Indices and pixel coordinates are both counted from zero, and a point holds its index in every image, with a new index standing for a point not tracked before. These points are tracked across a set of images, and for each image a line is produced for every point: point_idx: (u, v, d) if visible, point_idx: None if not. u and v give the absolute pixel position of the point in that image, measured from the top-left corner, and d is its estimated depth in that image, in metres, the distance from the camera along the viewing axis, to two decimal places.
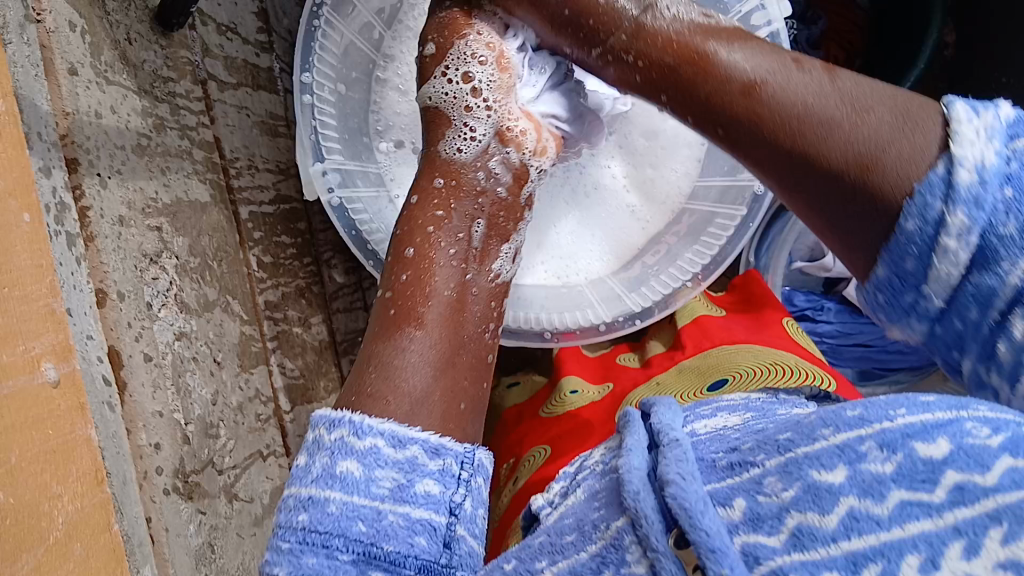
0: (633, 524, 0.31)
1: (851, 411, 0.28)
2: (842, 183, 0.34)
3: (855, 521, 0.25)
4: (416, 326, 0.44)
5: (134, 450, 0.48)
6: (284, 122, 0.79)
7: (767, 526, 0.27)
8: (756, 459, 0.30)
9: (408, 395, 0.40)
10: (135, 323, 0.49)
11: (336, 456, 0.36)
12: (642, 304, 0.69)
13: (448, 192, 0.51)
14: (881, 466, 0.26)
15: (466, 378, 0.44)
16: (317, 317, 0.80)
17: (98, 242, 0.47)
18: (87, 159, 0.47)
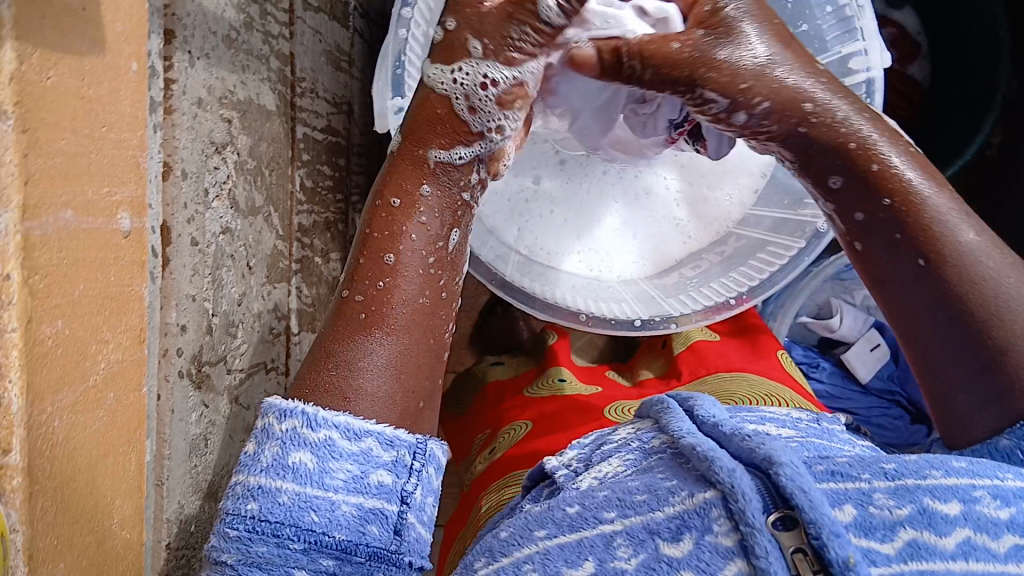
0: (724, 497, 0.35)
1: (956, 464, 0.37)
2: (961, 326, 0.44)
3: (970, 548, 0.33)
4: (378, 327, 0.48)
5: (162, 327, 0.48)
6: (347, 59, 0.79)
7: (879, 534, 0.34)
8: (859, 476, 0.36)
9: (371, 393, 0.46)
10: (190, 205, 0.49)
11: (287, 448, 0.42)
12: (680, 311, 0.72)
13: (405, 207, 0.51)
14: (996, 513, 0.34)
15: (423, 377, 0.49)
16: (336, 254, 0.81)
17: (175, 116, 0.47)
18: (184, 34, 0.47)
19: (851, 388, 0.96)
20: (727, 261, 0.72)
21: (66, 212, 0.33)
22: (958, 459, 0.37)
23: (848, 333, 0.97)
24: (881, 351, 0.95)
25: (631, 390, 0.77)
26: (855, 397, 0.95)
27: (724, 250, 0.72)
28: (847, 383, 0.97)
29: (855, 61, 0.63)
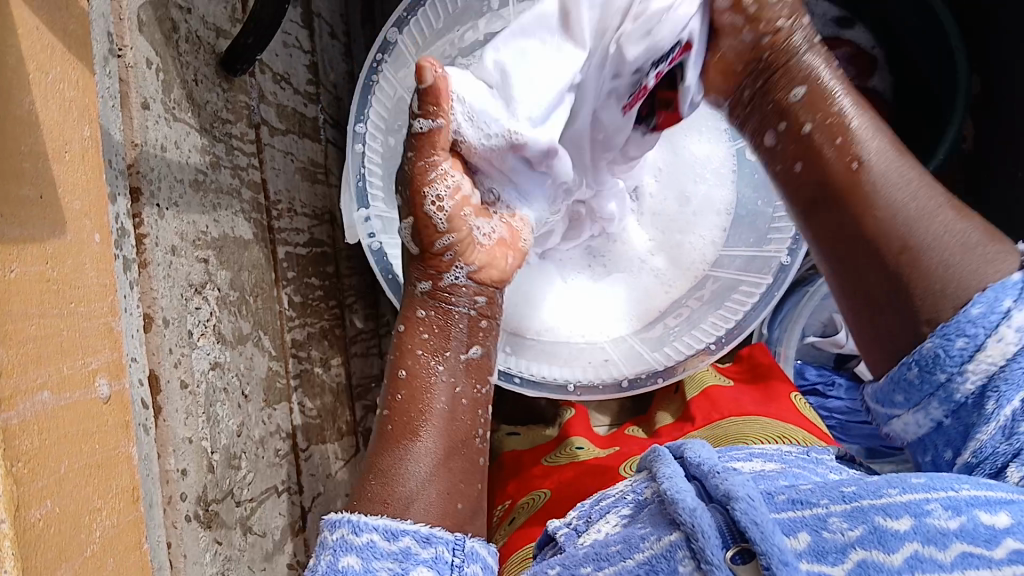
0: (687, 538, 0.37)
1: (914, 480, 0.36)
2: (882, 254, 0.44)
3: (918, 561, 0.32)
4: (415, 433, 0.50)
5: (162, 474, 0.49)
6: (324, 170, 0.81)
7: (830, 557, 0.34)
8: (818, 501, 0.37)
9: (422, 508, 0.47)
10: (175, 349, 0.51)
11: (338, 554, 0.43)
12: (667, 361, 0.71)
13: (432, 321, 0.53)
14: (946, 522, 0.33)
15: (460, 481, 0.50)
16: (337, 359, 0.81)
17: (150, 268, 0.49)
18: (149, 189, 0.49)
19: None
20: (708, 304, 0.71)
21: (43, 394, 0.34)
22: (925, 474, 0.37)
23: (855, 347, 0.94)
24: None
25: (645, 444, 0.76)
26: None
27: (701, 294, 0.71)
28: None
29: None
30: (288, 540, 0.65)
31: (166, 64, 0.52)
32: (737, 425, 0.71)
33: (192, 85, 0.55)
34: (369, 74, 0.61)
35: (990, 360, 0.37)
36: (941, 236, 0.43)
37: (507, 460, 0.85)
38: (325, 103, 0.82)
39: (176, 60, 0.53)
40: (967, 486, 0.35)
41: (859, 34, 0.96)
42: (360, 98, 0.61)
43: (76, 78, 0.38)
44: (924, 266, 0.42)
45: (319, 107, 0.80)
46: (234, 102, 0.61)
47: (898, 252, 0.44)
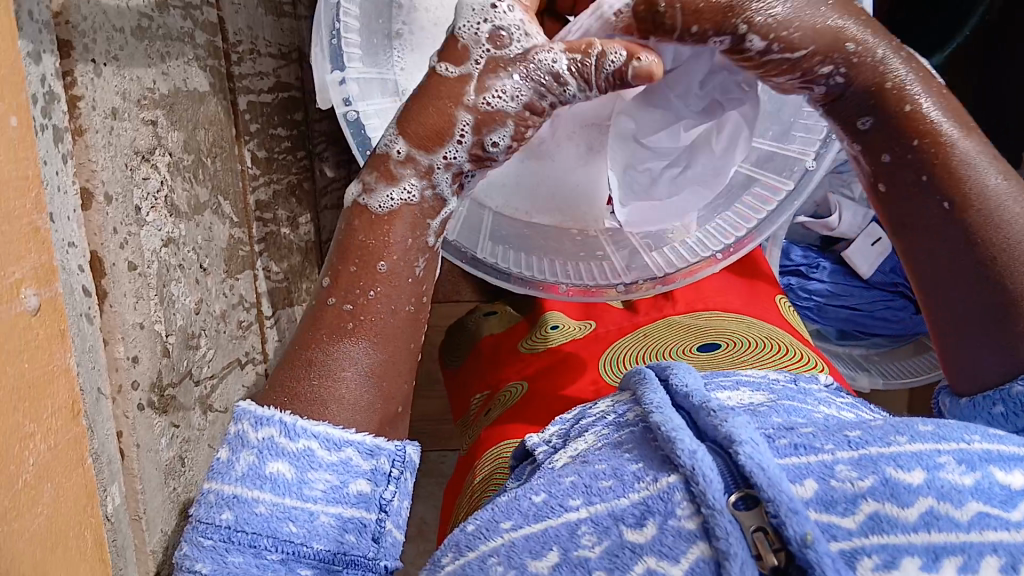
0: (687, 481, 0.31)
1: (922, 428, 0.32)
2: (994, 309, 0.42)
3: (934, 519, 0.28)
4: (362, 330, 0.41)
5: (111, 363, 0.45)
6: (291, 0, 0.72)
7: (840, 507, 0.29)
8: (823, 447, 0.31)
9: (353, 403, 0.40)
10: (121, 228, 0.45)
11: (263, 457, 0.37)
12: (665, 265, 0.66)
13: (364, 271, 0.41)
14: (961, 479, 0.29)
15: (403, 381, 0.42)
16: (306, 216, 0.75)
17: (87, 137, 0.42)
18: (83, 42, 0.41)
19: (854, 284, 0.90)
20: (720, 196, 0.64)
21: None
22: (933, 421, 0.32)
23: (849, 230, 0.90)
24: (882, 245, 0.88)
25: (623, 326, 0.77)
26: (857, 292, 0.90)
27: None
28: (849, 281, 0.91)
29: None
30: None
31: None
32: (718, 318, 0.73)
33: None
34: None
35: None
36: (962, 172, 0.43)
37: (483, 346, 0.85)
38: None
39: None
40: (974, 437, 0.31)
41: None
42: None
43: None
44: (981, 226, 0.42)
45: None
46: None
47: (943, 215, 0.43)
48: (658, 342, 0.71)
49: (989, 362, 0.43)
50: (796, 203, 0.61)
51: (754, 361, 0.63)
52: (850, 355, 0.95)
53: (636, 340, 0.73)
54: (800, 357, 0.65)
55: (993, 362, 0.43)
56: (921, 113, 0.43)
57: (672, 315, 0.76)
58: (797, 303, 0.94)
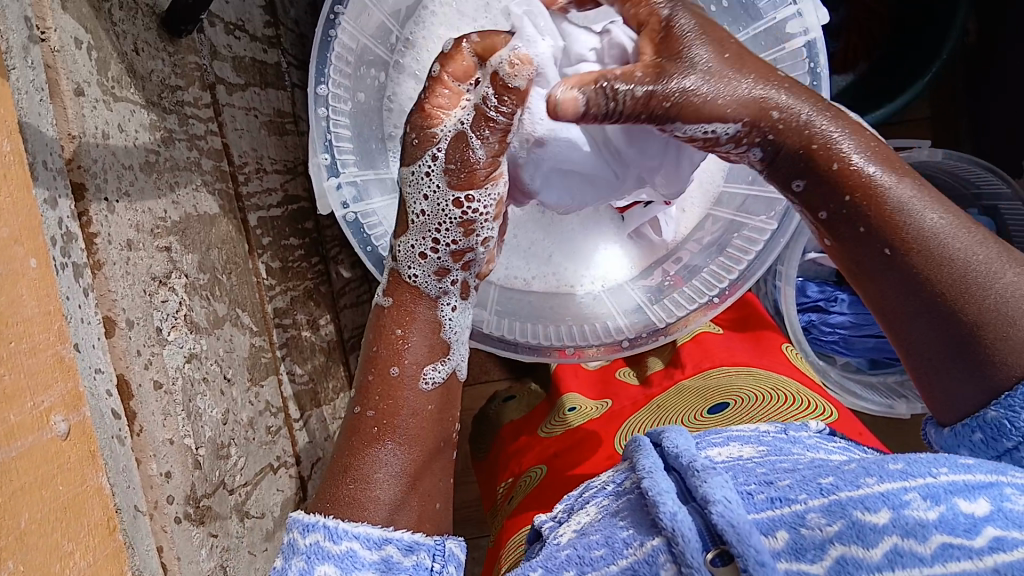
0: (669, 542, 0.35)
1: (894, 467, 0.34)
2: (953, 337, 0.41)
3: (898, 555, 0.29)
4: (389, 435, 0.48)
5: (145, 480, 0.47)
6: (292, 117, 0.76)
7: (810, 555, 0.31)
8: (798, 497, 0.34)
9: (387, 502, 0.46)
10: (144, 350, 0.48)
11: (313, 561, 0.41)
12: (667, 318, 0.67)
13: (387, 388, 0.49)
14: (925, 513, 0.30)
15: (437, 478, 0.49)
16: (326, 317, 0.77)
17: (106, 270, 0.45)
18: (95, 183, 0.45)
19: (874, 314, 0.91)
20: (706, 250, 0.67)
21: None
22: (906, 459, 0.34)
23: None
24: None
25: (638, 400, 0.78)
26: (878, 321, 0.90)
27: (700, 237, 0.68)
28: (869, 309, 0.91)
29: (792, 25, 0.57)
30: (289, 513, 0.64)
31: (99, 39, 0.46)
32: (729, 375, 0.73)
33: (132, 56, 0.50)
34: (328, 28, 0.56)
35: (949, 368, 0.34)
36: (925, 223, 0.42)
37: (506, 432, 0.87)
38: (288, 44, 0.76)
39: (110, 31, 0.47)
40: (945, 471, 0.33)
41: None
42: (321, 54, 0.57)
43: None
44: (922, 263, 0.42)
45: (280, 50, 0.74)
46: (184, 65, 0.56)
47: (886, 226, 0.43)
48: (670, 410, 0.72)
49: (938, 393, 0.42)
50: (780, 242, 0.63)
51: (763, 417, 0.63)
52: (885, 384, 0.92)
53: (651, 415, 0.73)
54: (811, 406, 0.65)
55: (953, 386, 0.42)
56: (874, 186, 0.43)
57: (682, 381, 0.77)
58: (820, 339, 0.94)
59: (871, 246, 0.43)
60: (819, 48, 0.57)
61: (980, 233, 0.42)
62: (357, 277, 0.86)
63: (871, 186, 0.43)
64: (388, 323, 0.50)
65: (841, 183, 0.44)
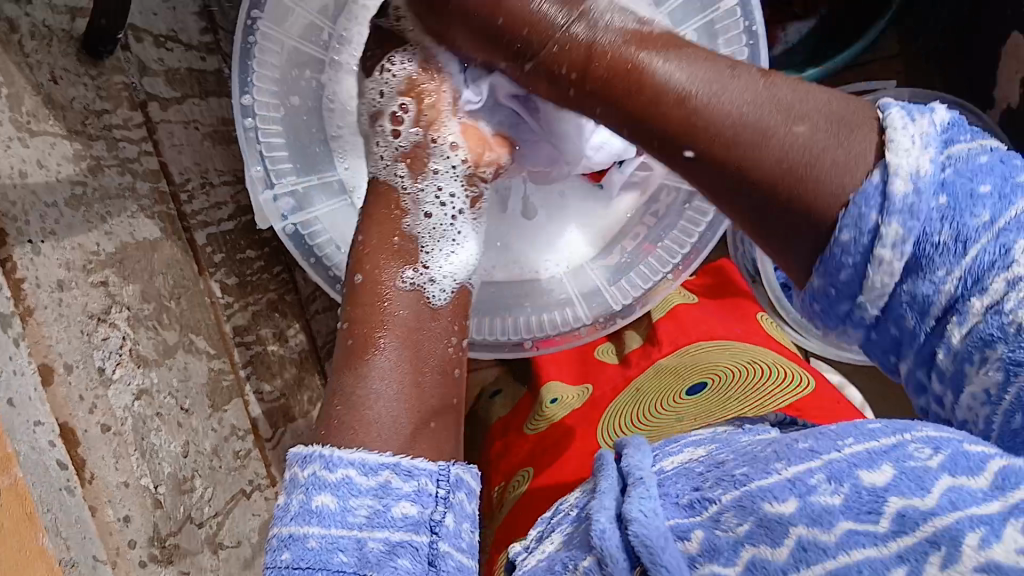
0: (599, 563, 0.32)
1: (802, 445, 0.30)
2: (776, 200, 0.31)
3: (805, 553, 0.26)
4: (376, 342, 0.41)
5: (102, 528, 0.45)
6: (239, 126, 0.73)
7: (723, 556, 0.28)
8: (714, 495, 0.30)
9: (379, 423, 0.38)
10: (87, 394, 0.46)
11: (310, 493, 0.35)
12: (621, 300, 0.65)
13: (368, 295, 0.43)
14: (830, 499, 0.27)
15: (431, 396, 0.41)
16: (297, 328, 0.75)
17: (37, 315, 0.43)
18: (15, 226, 0.43)
19: None
20: (662, 223, 0.65)
21: None
22: (816, 432, 0.30)
23: None
24: None
25: (617, 385, 0.75)
26: None
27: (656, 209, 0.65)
28: None
29: None
30: None
31: (5, 74, 0.44)
32: (706, 352, 0.71)
33: (49, 86, 0.48)
34: (246, 35, 0.53)
35: (893, 246, 0.28)
36: (676, 74, 0.34)
37: (496, 429, 0.85)
38: (227, 51, 0.73)
39: (21, 64, 0.46)
40: (852, 440, 0.29)
41: None
42: (242, 63, 0.54)
43: None
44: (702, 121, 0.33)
45: (222, 57, 0.71)
46: (109, 88, 0.53)
47: (676, 102, 0.34)
48: (648, 394, 0.69)
49: (775, 252, 0.33)
50: None
51: (741, 394, 0.61)
52: None
53: (630, 399, 0.71)
54: (791, 378, 0.63)
55: (783, 245, 0.32)
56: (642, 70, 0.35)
57: (660, 360, 0.74)
58: None
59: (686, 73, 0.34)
60: (754, 7, 0.53)
61: (750, 71, 0.34)
62: None
63: (646, 63, 0.35)
64: (376, 215, 0.46)
65: (611, 85, 0.36)
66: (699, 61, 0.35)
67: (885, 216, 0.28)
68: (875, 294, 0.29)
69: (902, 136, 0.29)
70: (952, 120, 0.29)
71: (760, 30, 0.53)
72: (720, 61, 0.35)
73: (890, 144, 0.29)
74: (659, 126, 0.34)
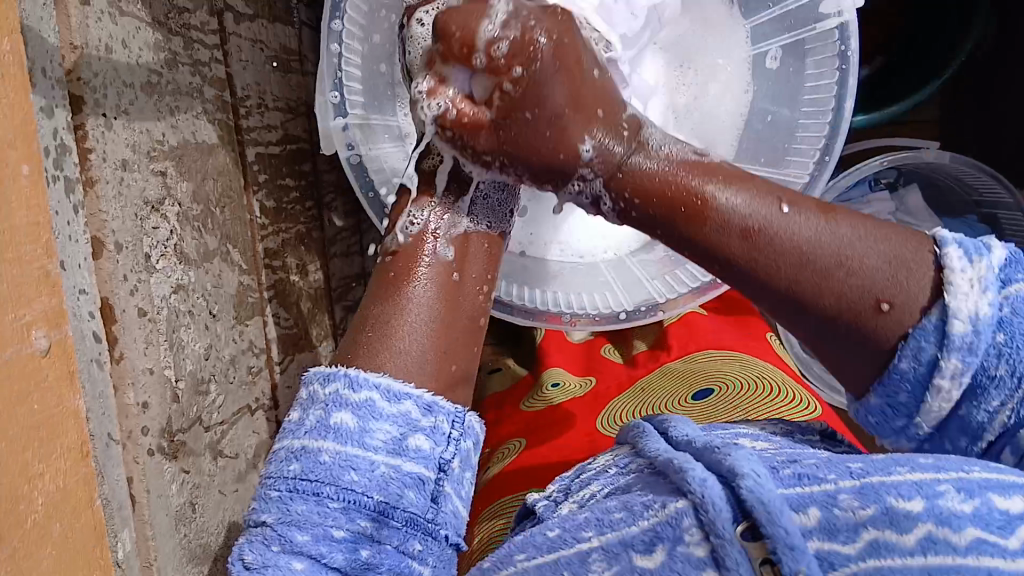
0: (696, 507, 0.31)
1: (924, 459, 0.31)
2: (836, 323, 0.32)
3: (933, 543, 0.27)
4: (409, 278, 0.41)
5: (121, 409, 0.46)
6: (298, 56, 0.74)
7: (842, 536, 0.29)
8: (827, 475, 0.31)
9: (402, 356, 0.37)
10: (131, 276, 0.46)
11: (330, 408, 0.34)
12: (665, 294, 0.68)
13: (412, 254, 0.42)
14: (960, 505, 0.28)
15: (467, 342, 0.40)
16: (315, 264, 0.76)
17: (98, 188, 0.44)
18: (93, 97, 0.43)
19: None
20: None
21: None
22: (934, 453, 0.31)
23: None
24: None
25: (622, 381, 0.76)
26: None
27: None
28: None
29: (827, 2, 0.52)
30: (263, 459, 0.63)
31: None
32: (714, 362, 0.72)
33: None
34: None
35: (959, 332, 0.29)
36: (741, 209, 0.34)
37: (487, 405, 0.86)
38: None
39: None
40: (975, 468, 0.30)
41: None
42: None
43: None
44: (766, 254, 0.33)
45: None
46: None
47: (740, 235, 0.33)
48: (657, 393, 0.71)
49: (833, 364, 0.33)
50: None
51: (747, 406, 0.62)
52: None
53: (634, 396, 0.72)
54: (795, 399, 0.63)
55: (837, 365, 0.33)
56: (704, 205, 0.35)
57: (669, 362, 0.76)
58: None
59: (807, 216, 0.33)
60: (853, 32, 0.51)
61: (806, 205, 0.33)
62: (350, 227, 0.84)
63: (712, 197, 0.34)
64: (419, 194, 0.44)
65: (676, 227, 0.35)
66: (759, 194, 0.34)
67: (942, 349, 0.30)
68: (931, 416, 0.31)
69: (960, 278, 0.29)
70: (1009, 258, 0.30)
71: (853, 54, 0.52)
72: (776, 191, 0.34)
73: (950, 286, 0.29)
74: (716, 255, 0.34)
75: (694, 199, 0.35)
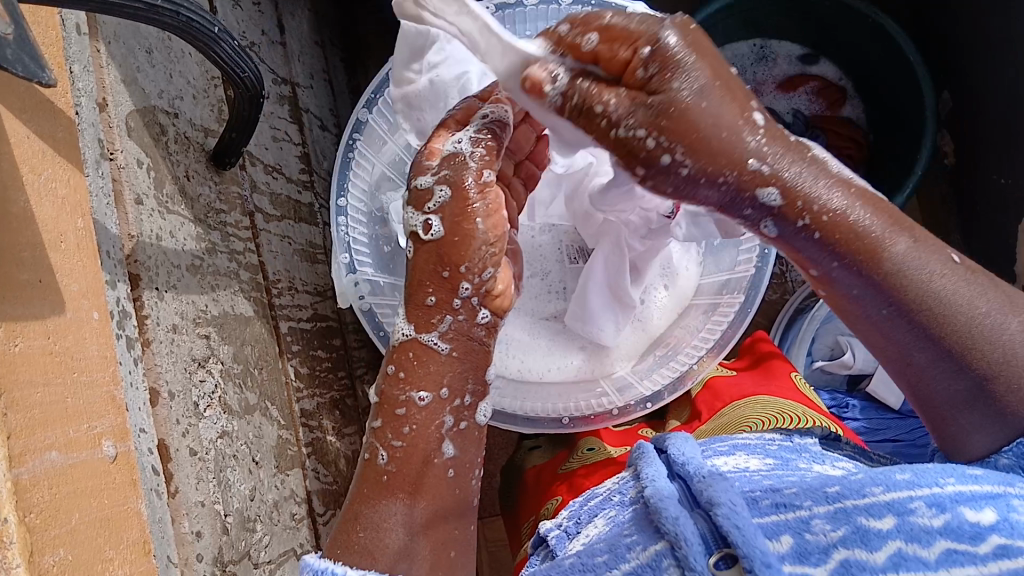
0: (672, 547, 0.41)
1: (899, 476, 0.41)
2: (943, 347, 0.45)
3: (903, 559, 0.37)
4: (410, 494, 0.49)
5: (178, 536, 0.52)
6: (323, 251, 0.86)
7: (815, 558, 0.38)
8: (801, 504, 0.41)
9: (395, 550, 0.47)
10: (183, 420, 0.55)
11: None
12: (656, 387, 0.75)
13: (413, 414, 0.49)
14: (931, 521, 0.38)
15: (454, 526, 0.51)
16: (351, 428, 0.84)
17: (153, 346, 0.53)
18: (148, 275, 0.54)
19: (887, 416, 0.89)
20: (693, 331, 0.76)
21: (51, 453, 0.38)
22: (909, 471, 0.42)
23: (866, 365, 0.93)
24: None
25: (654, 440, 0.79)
26: (893, 424, 0.88)
27: (688, 322, 0.77)
28: (882, 414, 0.90)
29: None
30: None
31: (157, 163, 0.57)
32: (739, 408, 0.75)
33: (184, 180, 0.60)
34: (347, 151, 0.68)
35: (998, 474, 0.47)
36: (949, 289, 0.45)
37: (528, 475, 0.88)
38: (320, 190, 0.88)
39: (166, 158, 0.58)
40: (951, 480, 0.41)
41: (825, 68, 1.02)
42: (342, 172, 0.68)
43: (67, 179, 0.44)
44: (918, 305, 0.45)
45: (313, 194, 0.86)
46: (226, 193, 0.67)
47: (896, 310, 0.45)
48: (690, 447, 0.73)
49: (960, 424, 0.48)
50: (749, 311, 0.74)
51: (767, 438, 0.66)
52: None
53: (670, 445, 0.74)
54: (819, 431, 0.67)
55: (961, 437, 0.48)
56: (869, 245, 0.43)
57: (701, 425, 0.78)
58: None
59: (946, 260, 0.45)
60: None
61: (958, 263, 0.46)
62: None
63: (890, 249, 0.44)
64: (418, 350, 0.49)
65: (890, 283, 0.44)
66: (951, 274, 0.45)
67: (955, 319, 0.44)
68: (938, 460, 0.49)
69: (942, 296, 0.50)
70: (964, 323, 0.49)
71: None
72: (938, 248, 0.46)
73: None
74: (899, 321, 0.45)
75: (878, 269, 0.44)
